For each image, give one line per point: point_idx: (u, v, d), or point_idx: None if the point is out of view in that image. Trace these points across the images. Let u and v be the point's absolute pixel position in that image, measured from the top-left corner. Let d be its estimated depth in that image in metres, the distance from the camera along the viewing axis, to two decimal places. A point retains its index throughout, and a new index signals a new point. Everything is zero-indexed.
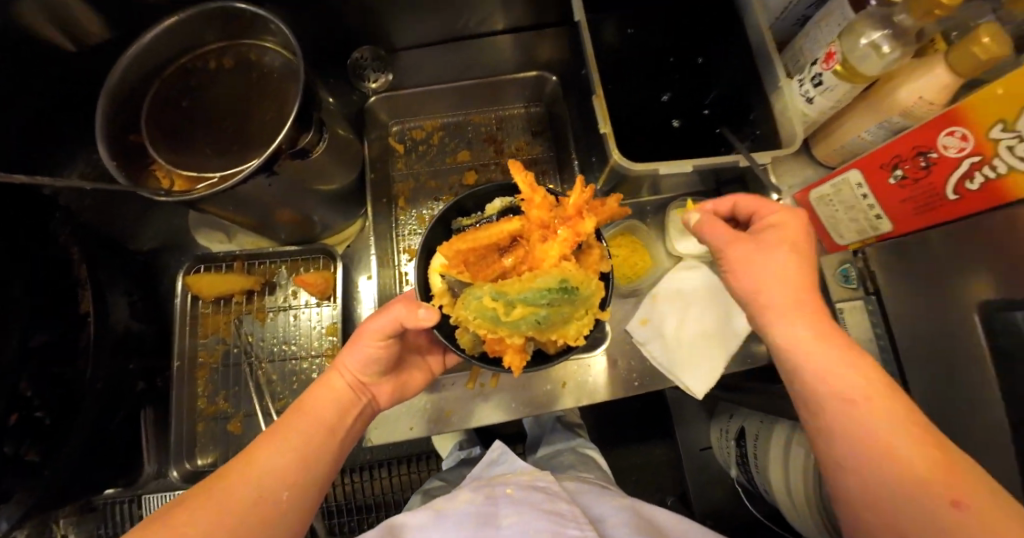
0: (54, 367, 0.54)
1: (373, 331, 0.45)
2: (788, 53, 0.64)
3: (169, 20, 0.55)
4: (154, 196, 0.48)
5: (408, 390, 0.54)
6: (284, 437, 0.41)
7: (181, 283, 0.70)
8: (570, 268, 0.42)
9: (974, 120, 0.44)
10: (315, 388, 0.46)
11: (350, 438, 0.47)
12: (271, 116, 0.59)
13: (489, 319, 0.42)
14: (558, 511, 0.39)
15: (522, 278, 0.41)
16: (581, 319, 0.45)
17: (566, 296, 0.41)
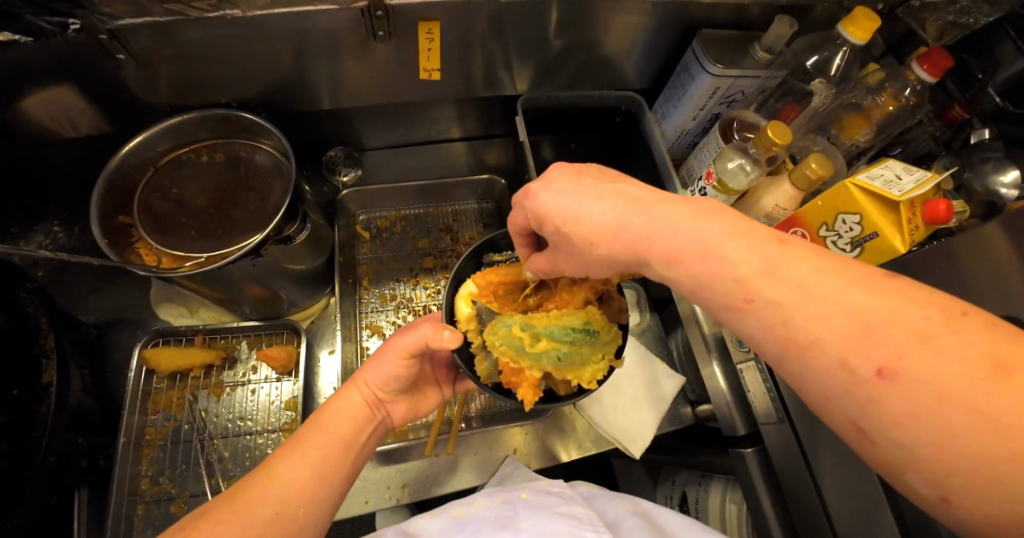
0: None
1: (399, 349, 0.54)
2: (685, 168, 0.82)
3: (173, 120, 0.64)
4: (146, 271, 0.54)
5: (416, 411, 0.61)
6: (304, 452, 0.46)
7: (137, 356, 0.70)
8: (594, 314, 0.52)
9: (809, 223, 0.61)
10: (335, 403, 0.52)
11: (365, 452, 0.52)
12: (256, 205, 0.67)
13: (513, 348, 0.50)
14: (573, 514, 0.48)
15: (552, 318, 0.51)
16: (597, 366, 0.51)
17: (587, 338, 0.50)
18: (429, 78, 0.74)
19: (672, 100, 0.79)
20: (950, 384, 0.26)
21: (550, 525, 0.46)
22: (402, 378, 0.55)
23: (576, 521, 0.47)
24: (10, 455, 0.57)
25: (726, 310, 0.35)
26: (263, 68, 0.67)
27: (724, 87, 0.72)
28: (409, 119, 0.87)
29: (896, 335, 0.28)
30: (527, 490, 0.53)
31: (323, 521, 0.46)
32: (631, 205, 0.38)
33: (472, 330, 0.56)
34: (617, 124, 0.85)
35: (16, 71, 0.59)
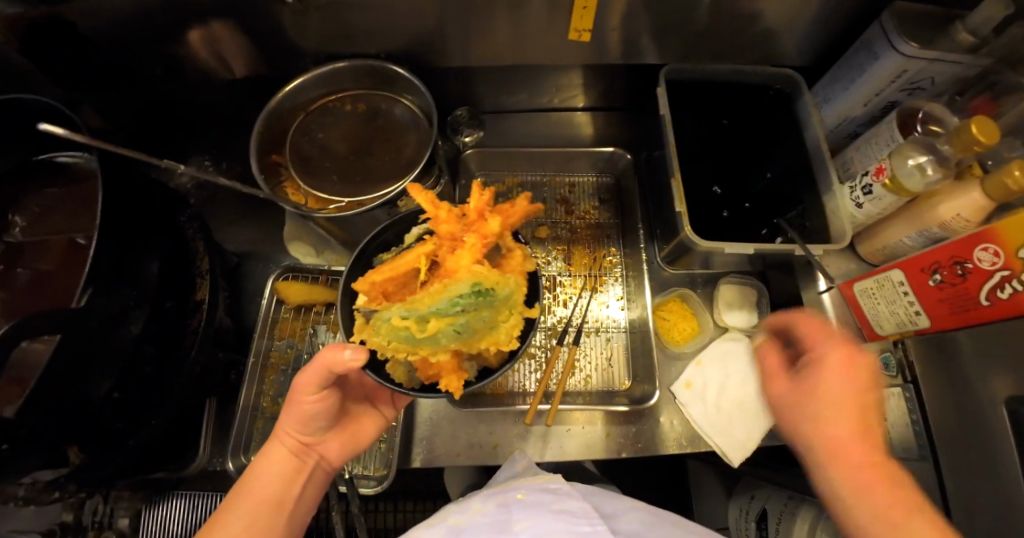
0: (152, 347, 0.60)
1: (303, 389, 0.54)
2: (840, 160, 0.73)
3: (330, 67, 0.67)
4: (295, 207, 0.57)
5: (356, 442, 0.63)
6: (228, 522, 0.50)
7: (271, 286, 0.76)
8: (481, 272, 0.48)
9: (1005, 239, 0.51)
10: (259, 463, 0.55)
11: (301, 501, 0.56)
12: (394, 156, 0.69)
13: (406, 340, 0.48)
14: (569, 511, 0.51)
15: (436, 294, 0.47)
16: (507, 322, 0.51)
17: (477, 300, 0.47)
18: (577, 40, 0.70)
19: (838, 83, 0.70)
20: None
21: (547, 524, 0.48)
22: (320, 414, 0.55)
23: (571, 517, 0.50)
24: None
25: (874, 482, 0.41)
26: (415, 19, 0.67)
27: (912, 71, 0.62)
28: (536, 83, 0.84)
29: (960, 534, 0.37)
30: (524, 490, 0.56)
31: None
32: (860, 380, 0.45)
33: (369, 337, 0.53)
34: (766, 106, 0.77)
35: (194, 10, 0.63)
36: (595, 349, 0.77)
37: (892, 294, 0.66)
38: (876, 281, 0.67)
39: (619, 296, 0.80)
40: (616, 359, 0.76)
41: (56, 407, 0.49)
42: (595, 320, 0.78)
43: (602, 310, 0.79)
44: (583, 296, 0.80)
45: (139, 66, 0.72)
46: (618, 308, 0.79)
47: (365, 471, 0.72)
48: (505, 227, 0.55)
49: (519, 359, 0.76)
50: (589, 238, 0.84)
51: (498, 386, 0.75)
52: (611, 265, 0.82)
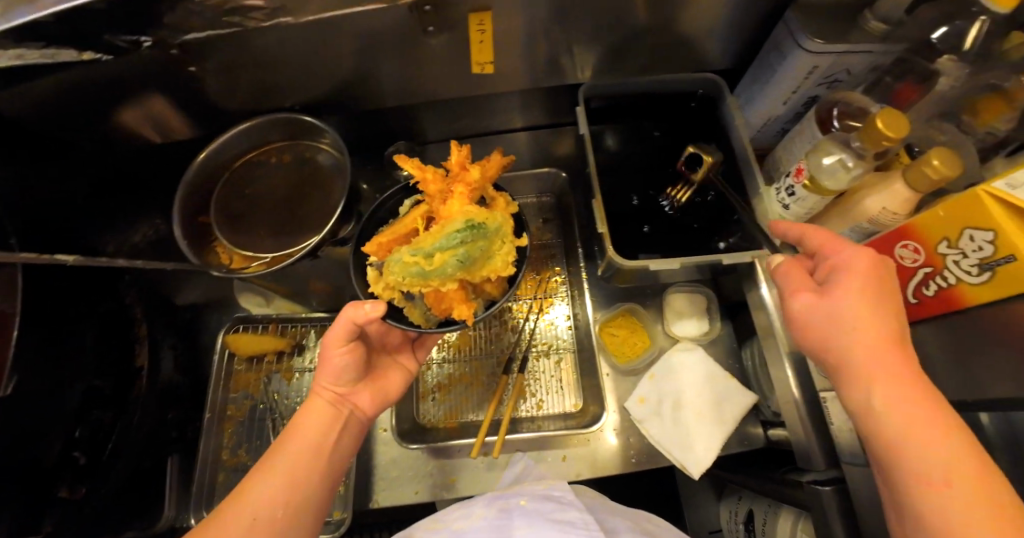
0: (96, 412, 0.66)
1: (333, 340, 0.57)
2: (770, 159, 0.72)
3: (245, 125, 0.68)
4: (215, 272, 0.58)
5: (385, 392, 0.65)
6: (273, 470, 0.52)
7: (222, 340, 0.78)
8: (472, 210, 0.56)
9: (923, 235, 0.52)
10: (302, 416, 0.57)
11: (341, 449, 0.58)
12: (319, 204, 0.69)
13: (418, 275, 0.55)
14: (568, 520, 0.53)
15: (437, 234, 0.55)
16: (502, 251, 0.58)
17: (471, 232, 0.54)
18: (482, 72, 0.70)
19: (757, 82, 0.68)
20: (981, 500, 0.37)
21: (543, 532, 0.50)
22: (351, 364, 0.59)
23: (570, 527, 0.52)
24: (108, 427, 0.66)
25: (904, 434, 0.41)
26: (326, 67, 0.68)
27: (824, 66, 0.61)
28: (467, 112, 0.85)
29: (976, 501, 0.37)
30: (525, 497, 0.58)
31: (306, 521, 0.52)
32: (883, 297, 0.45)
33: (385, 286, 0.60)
34: (694, 113, 0.77)
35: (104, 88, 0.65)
36: (546, 372, 0.77)
37: None
38: None
39: (565, 314, 0.80)
40: (567, 381, 0.77)
41: None
42: (546, 342, 0.78)
43: (550, 331, 0.79)
44: (531, 318, 0.79)
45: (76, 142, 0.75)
46: (566, 327, 0.79)
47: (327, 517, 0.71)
48: (487, 177, 0.62)
49: (469, 389, 0.76)
50: (534, 259, 0.83)
51: (451, 419, 0.75)
52: (557, 285, 0.82)
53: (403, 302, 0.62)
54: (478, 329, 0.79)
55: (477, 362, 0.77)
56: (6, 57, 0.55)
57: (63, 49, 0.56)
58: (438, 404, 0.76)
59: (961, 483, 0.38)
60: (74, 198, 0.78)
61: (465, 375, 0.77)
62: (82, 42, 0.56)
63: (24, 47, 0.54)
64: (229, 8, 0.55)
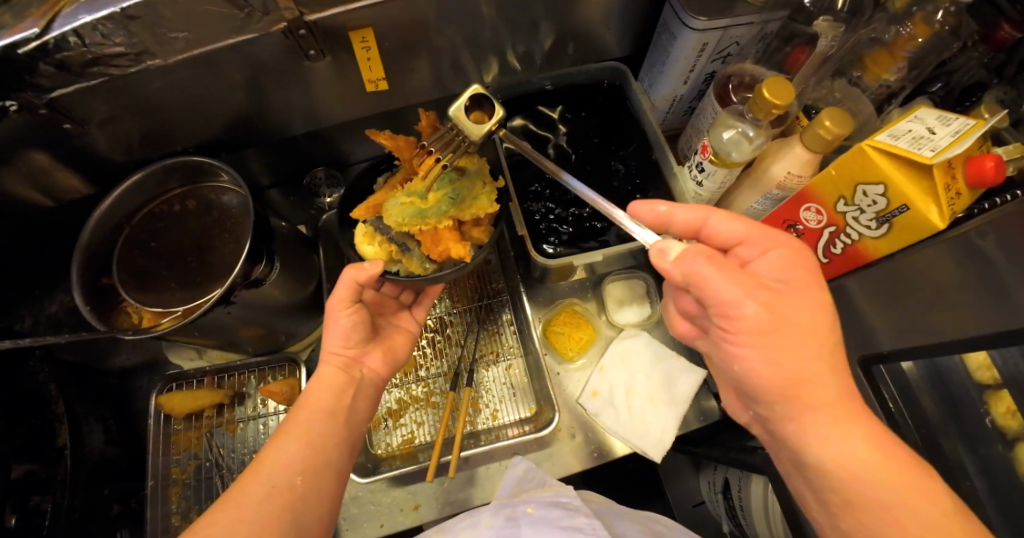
0: (31, 498, 0.60)
1: (338, 301, 0.58)
2: (684, 137, 0.72)
3: (135, 177, 0.64)
4: (120, 336, 0.54)
5: (395, 355, 0.66)
6: (293, 433, 0.52)
7: (153, 403, 0.74)
8: (455, 156, 0.61)
9: (823, 196, 0.53)
10: (313, 383, 0.57)
11: (356, 411, 0.58)
12: (230, 248, 0.66)
13: (416, 215, 0.58)
14: (577, 526, 0.53)
15: (426, 180, 0.60)
16: (487, 191, 0.62)
17: (458, 172, 0.60)
18: (375, 89, 0.68)
19: (656, 66, 0.69)
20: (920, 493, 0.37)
21: None
22: (359, 324, 0.59)
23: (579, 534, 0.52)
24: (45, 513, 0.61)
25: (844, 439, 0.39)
26: (218, 105, 0.65)
27: (713, 43, 0.61)
28: (380, 128, 0.82)
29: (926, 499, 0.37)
30: (533, 503, 0.57)
31: (328, 483, 0.52)
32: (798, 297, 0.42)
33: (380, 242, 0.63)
34: (600, 98, 0.74)
35: None
36: (496, 381, 0.76)
37: None
38: None
39: (509, 320, 0.79)
40: (518, 386, 0.76)
41: None
42: (493, 350, 0.77)
43: (496, 337, 0.78)
44: (475, 329, 0.78)
45: None
46: (512, 332, 0.79)
47: None
48: None
49: (420, 411, 0.74)
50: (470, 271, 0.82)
51: (407, 445, 0.73)
52: (497, 291, 0.81)
53: (400, 256, 0.64)
54: (422, 348, 0.77)
55: (425, 381, 0.75)
56: None
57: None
58: (391, 431, 0.73)
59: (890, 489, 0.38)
60: None
61: (414, 397, 0.75)
62: None
63: None
64: (91, 60, 0.52)
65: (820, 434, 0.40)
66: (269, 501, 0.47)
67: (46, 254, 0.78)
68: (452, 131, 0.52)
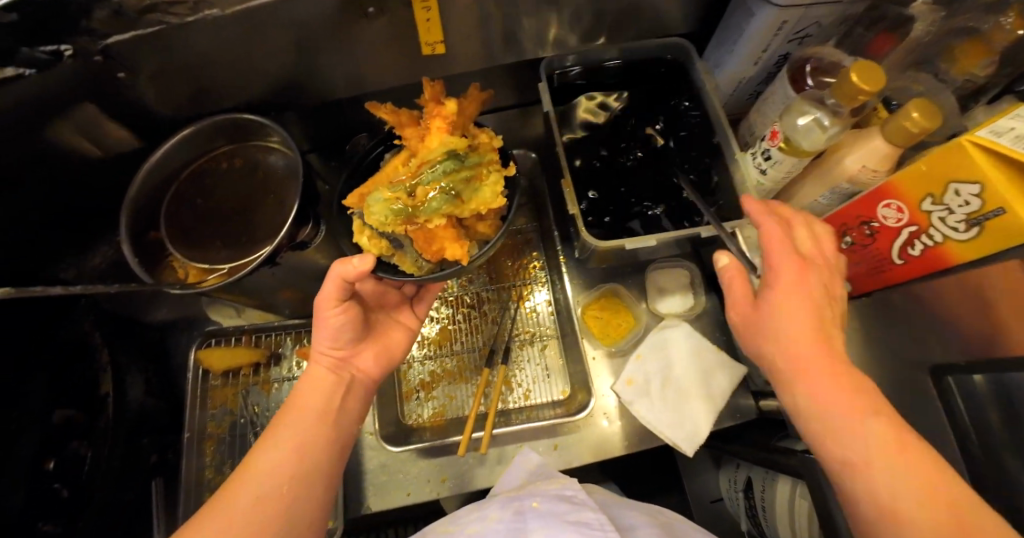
0: (75, 444, 0.62)
1: (326, 300, 0.54)
2: (745, 125, 0.68)
3: (184, 131, 0.63)
4: (172, 291, 0.55)
5: (388, 353, 0.63)
6: (278, 440, 0.51)
7: (193, 358, 0.75)
8: (451, 142, 0.55)
9: (907, 193, 0.48)
10: (304, 383, 0.55)
11: (346, 414, 0.56)
12: (275, 209, 0.66)
13: (402, 212, 0.54)
14: (584, 521, 0.51)
15: (418, 171, 0.55)
16: (490, 182, 0.56)
17: (453, 161, 0.54)
18: (432, 53, 0.66)
19: (724, 45, 0.65)
20: (938, 515, 0.34)
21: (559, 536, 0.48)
22: (347, 324, 0.56)
23: (587, 529, 0.50)
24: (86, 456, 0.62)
25: (844, 421, 0.39)
26: (266, 61, 0.63)
27: (793, 21, 0.56)
28: (426, 97, 0.80)
29: (929, 499, 0.35)
30: (537, 498, 0.55)
31: (316, 493, 0.51)
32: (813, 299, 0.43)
33: (371, 236, 0.59)
34: (658, 79, 0.72)
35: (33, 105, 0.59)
36: (531, 361, 0.76)
37: None
38: None
39: (547, 300, 0.79)
40: (553, 368, 0.75)
41: None
42: (527, 330, 0.77)
43: (532, 318, 0.77)
44: (511, 307, 0.77)
45: None
46: (549, 313, 0.78)
47: None
48: (464, 112, 0.59)
49: (453, 386, 0.75)
50: (510, 248, 0.81)
51: (438, 417, 0.74)
52: (536, 270, 0.80)
53: (393, 252, 0.60)
54: (458, 322, 0.77)
55: (459, 356, 0.75)
56: None
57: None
58: (423, 403, 0.74)
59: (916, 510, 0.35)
60: (30, 216, 0.71)
61: (447, 371, 0.75)
62: None
63: None
64: (149, 6, 0.50)
65: (813, 391, 0.41)
66: (254, 515, 0.45)
67: (93, 205, 0.79)
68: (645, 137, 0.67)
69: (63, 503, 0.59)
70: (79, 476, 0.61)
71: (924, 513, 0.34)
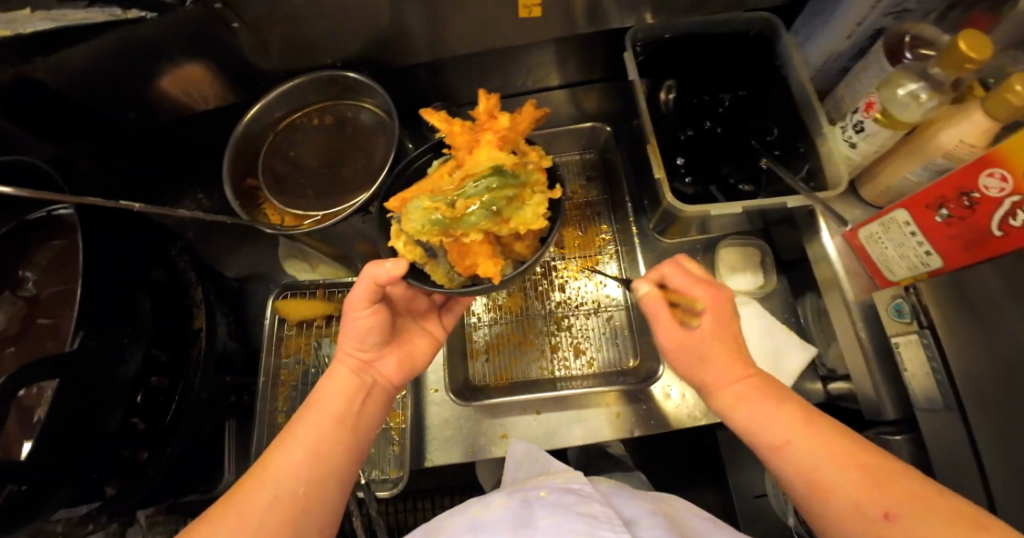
0: (159, 381, 0.60)
1: (358, 300, 0.55)
2: (831, 100, 0.68)
3: (285, 85, 0.67)
4: (272, 229, 0.59)
5: (412, 361, 0.64)
6: (297, 440, 0.51)
7: (272, 306, 0.79)
8: (503, 156, 0.49)
9: (1012, 161, 0.43)
10: (326, 384, 0.56)
11: (366, 418, 0.57)
12: (362, 164, 0.69)
13: (439, 223, 0.49)
14: (592, 514, 0.49)
15: (462, 182, 0.49)
16: (536, 203, 0.51)
17: (499, 177, 0.48)
18: (529, 16, 0.65)
19: (822, 14, 0.64)
20: None
21: (567, 525, 0.47)
22: (374, 327, 0.56)
23: (596, 522, 0.48)
24: (173, 391, 0.62)
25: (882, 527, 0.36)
26: (362, 24, 0.64)
27: None
28: (505, 66, 0.80)
29: None
30: (546, 488, 0.54)
31: (331, 498, 0.51)
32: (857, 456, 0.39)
33: (405, 241, 0.54)
34: (744, 51, 0.72)
35: (146, 49, 0.62)
36: (596, 330, 0.77)
37: (900, 237, 0.57)
38: (882, 224, 0.59)
39: (614, 273, 0.80)
40: (617, 338, 0.77)
41: (77, 461, 0.49)
42: (594, 300, 0.79)
43: (599, 290, 0.79)
44: (579, 278, 0.80)
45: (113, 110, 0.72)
46: (616, 286, 0.80)
47: (382, 474, 0.72)
48: (518, 127, 0.53)
49: (520, 350, 0.77)
50: (579, 220, 0.84)
51: (502, 378, 0.76)
52: (604, 243, 0.82)
53: (424, 262, 0.55)
54: (525, 289, 0.80)
55: (525, 320, 0.79)
56: (49, 17, 0.53)
57: (105, 7, 0.54)
58: (488, 363, 0.77)
59: None
60: None
61: (514, 335, 0.78)
62: None
63: None
64: None
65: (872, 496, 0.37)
66: (269, 514, 0.46)
67: None
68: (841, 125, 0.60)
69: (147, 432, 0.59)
70: (166, 413, 0.61)
71: None
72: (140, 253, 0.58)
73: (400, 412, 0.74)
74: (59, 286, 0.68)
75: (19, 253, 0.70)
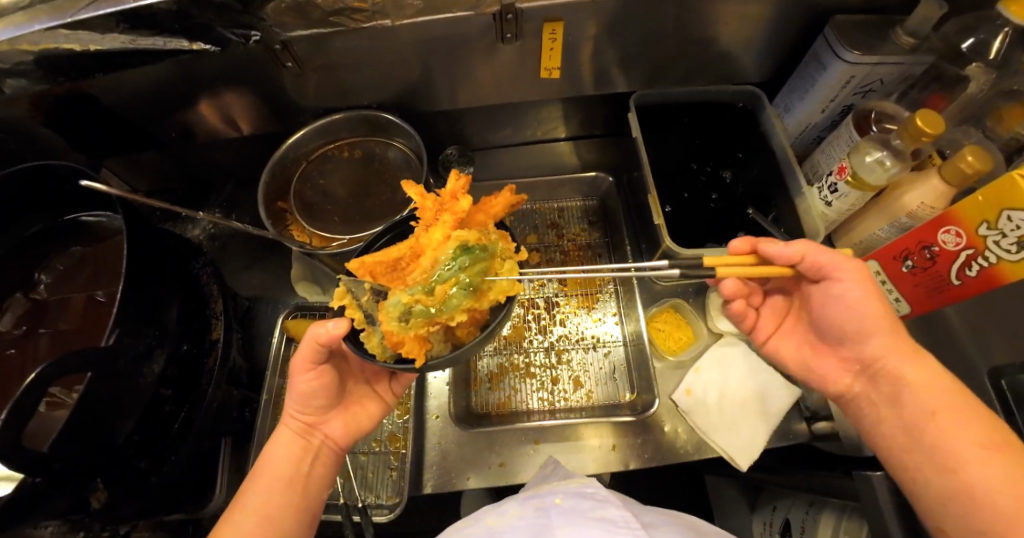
0: (171, 388, 0.61)
1: (299, 363, 0.55)
2: (809, 164, 0.77)
3: (323, 121, 0.74)
4: (299, 246, 0.64)
5: (361, 421, 0.61)
6: (243, 513, 0.51)
7: (281, 325, 0.81)
8: (466, 236, 0.48)
9: (962, 219, 0.51)
10: (268, 449, 0.56)
11: (313, 480, 0.56)
12: (387, 196, 0.74)
13: (421, 313, 0.47)
14: (609, 518, 0.47)
15: (430, 263, 0.48)
16: (507, 270, 0.50)
17: (468, 256, 0.47)
18: (548, 77, 0.75)
19: (797, 92, 0.75)
20: (921, 383, 0.48)
21: (583, 530, 0.45)
22: (318, 390, 0.56)
23: (611, 525, 0.46)
24: (182, 400, 0.63)
25: (866, 324, 0.50)
26: (398, 75, 0.71)
27: (860, 76, 0.66)
28: (518, 118, 0.89)
29: (922, 388, 0.47)
30: (561, 495, 0.53)
31: None
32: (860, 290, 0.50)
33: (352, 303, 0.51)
34: (731, 121, 0.82)
35: (201, 80, 0.68)
36: (595, 364, 0.81)
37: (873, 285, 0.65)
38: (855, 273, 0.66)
39: (613, 312, 0.85)
40: (616, 373, 0.80)
41: (89, 459, 0.50)
42: (593, 336, 0.83)
43: (598, 326, 0.84)
44: (579, 313, 0.85)
45: (154, 131, 0.77)
46: (614, 323, 0.84)
47: (379, 499, 0.72)
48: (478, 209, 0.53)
49: (521, 379, 0.80)
50: (581, 261, 0.90)
51: (503, 407, 0.78)
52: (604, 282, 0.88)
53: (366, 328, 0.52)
54: (528, 321, 0.84)
55: (527, 352, 0.82)
56: (122, 40, 0.57)
57: (172, 38, 0.58)
58: (490, 392, 0.79)
59: (900, 362, 0.49)
60: None
61: (515, 365, 0.81)
62: (191, 31, 0.58)
63: (137, 34, 0.57)
64: (338, 9, 0.57)
65: (850, 306, 0.50)
66: None
67: None
68: (838, 194, 0.66)
69: (151, 440, 0.60)
70: (174, 420, 0.62)
71: (913, 368, 0.48)
72: (174, 263, 0.62)
73: (401, 437, 0.75)
74: (71, 291, 0.69)
75: (38, 258, 0.72)
